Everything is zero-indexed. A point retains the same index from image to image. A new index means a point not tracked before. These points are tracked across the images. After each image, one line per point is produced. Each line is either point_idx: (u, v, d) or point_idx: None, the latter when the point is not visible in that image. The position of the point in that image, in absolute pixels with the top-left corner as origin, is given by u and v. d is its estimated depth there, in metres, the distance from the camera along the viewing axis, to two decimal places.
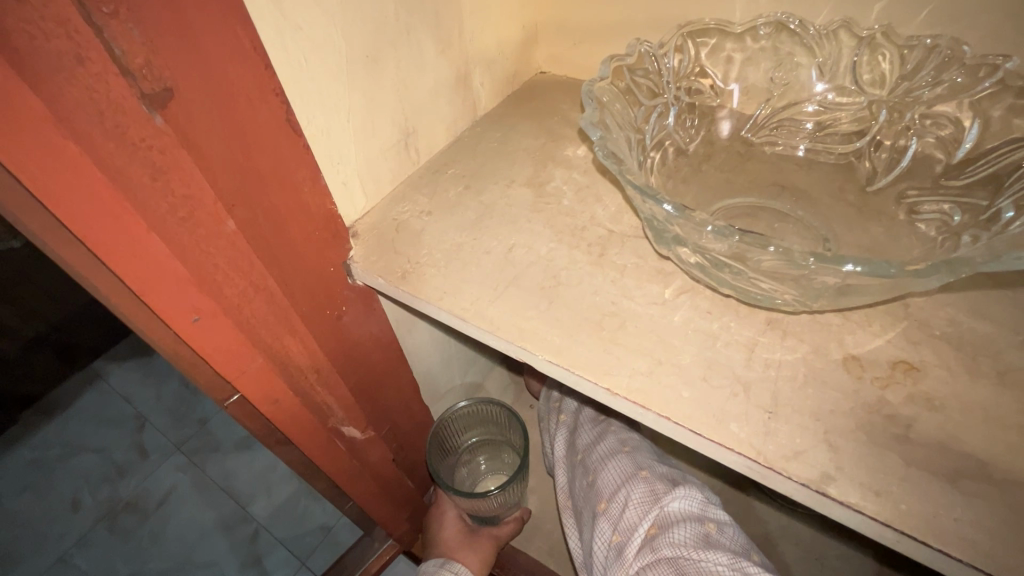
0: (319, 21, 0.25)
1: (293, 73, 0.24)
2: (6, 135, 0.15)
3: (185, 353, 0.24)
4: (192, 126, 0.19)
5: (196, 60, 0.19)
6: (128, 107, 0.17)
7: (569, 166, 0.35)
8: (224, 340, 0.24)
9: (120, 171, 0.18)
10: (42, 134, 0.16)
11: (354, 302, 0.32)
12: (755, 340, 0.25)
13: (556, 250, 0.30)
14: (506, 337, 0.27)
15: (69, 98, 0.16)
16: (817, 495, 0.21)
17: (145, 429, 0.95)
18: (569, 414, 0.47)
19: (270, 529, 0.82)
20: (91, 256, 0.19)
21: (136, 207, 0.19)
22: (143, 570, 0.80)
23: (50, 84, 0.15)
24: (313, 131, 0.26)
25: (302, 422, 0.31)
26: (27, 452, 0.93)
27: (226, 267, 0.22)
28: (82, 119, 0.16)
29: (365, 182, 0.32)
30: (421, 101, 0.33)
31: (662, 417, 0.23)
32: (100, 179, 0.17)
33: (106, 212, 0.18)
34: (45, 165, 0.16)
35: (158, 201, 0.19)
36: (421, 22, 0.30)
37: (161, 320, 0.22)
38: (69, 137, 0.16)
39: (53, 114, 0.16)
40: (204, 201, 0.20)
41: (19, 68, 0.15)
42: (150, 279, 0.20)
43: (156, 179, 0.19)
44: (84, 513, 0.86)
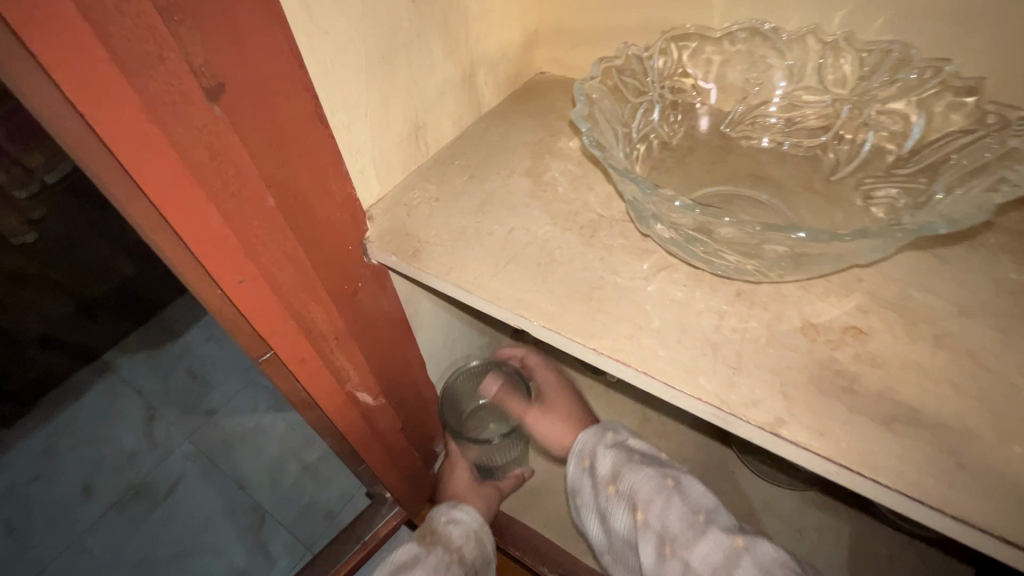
0: (344, 26, 0.28)
1: (323, 71, 0.28)
2: (103, 118, 0.19)
3: (228, 313, 0.28)
4: (241, 115, 0.23)
5: (247, 60, 0.22)
6: (195, 99, 0.21)
7: (565, 158, 0.39)
8: (261, 303, 0.28)
9: (186, 151, 0.21)
10: (130, 119, 0.19)
11: (369, 278, 0.35)
12: (724, 308, 0.29)
13: (551, 232, 0.34)
14: (506, 306, 0.30)
15: (151, 90, 0.19)
16: (771, 436, 0.24)
17: (156, 418, 0.98)
18: (643, 504, 0.36)
19: (276, 515, 0.85)
20: (159, 223, 0.23)
21: (197, 182, 0.22)
22: (153, 554, 0.84)
23: (138, 79, 0.19)
24: (337, 123, 0.30)
25: (324, 383, 0.35)
26: (41, 441, 0.97)
27: (265, 238, 0.26)
28: (160, 108, 0.20)
29: (380, 170, 0.36)
30: (430, 98, 0.37)
31: (641, 372, 0.27)
32: (171, 157, 0.21)
33: (174, 185, 0.22)
34: (130, 145, 0.20)
35: (214, 178, 0.23)
36: (432, 27, 0.34)
37: (211, 282, 0.26)
38: (150, 122, 0.20)
39: (139, 103, 0.19)
40: (249, 179, 0.24)
41: (118, 65, 0.18)
42: (205, 244, 0.24)
43: (213, 159, 0.22)
44: (96, 499, 0.90)
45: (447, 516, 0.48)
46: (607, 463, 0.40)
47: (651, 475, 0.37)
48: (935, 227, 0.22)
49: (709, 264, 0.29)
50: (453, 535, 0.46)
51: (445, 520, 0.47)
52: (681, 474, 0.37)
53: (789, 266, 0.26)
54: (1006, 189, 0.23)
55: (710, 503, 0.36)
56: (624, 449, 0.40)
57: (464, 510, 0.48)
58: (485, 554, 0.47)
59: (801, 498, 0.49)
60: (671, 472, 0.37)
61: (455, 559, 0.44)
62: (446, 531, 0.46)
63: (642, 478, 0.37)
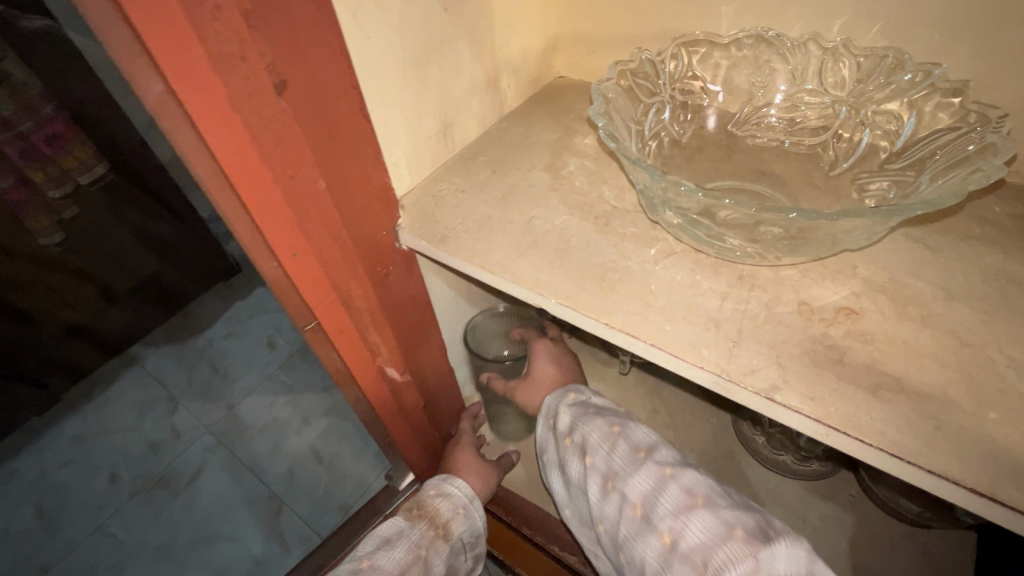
0: (386, 31, 0.32)
1: (368, 70, 0.31)
2: (195, 106, 0.23)
3: (280, 282, 0.32)
4: (302, 109, 0.26)
5: (308, 60, 0.25)
6: (266, 92, 0.24)
7: (581, 155, 0.42)
8: (309, 275, 0.32)
9: (257, 137, 0.25)
10: (215, 108, 0.23)
11: (399, 262, 0.38)
12: (727, 290, 0.32)
13: (568, 221, 0.37)
14: (526, 286, 0.33)
15: (232, 83, 0.23)
16: (766, 401, 0.27)
17: (178, 410, 1.03)
18: (592, 449, 0.41)
19: (292, 505, 0.89)
20: (231, 197, 0.27)
21: (264, 164, 0.26)
22: (175, 538, 0.88)
23: (223, 74, 0.23)
24: (377, 118, 0.33)
25: (358, 353, 0.39)
26: (70, 429, 1.02)
27: (315, 217, 0.30)
28: (238, 99, 0.23)
29: (412, 163, 0.39)
30: (458, 98, 0.40)
31: (649, 344, 0.30)
32: (245, 141, 0.25)
33: (246, 165, 0.25)
34: (214, 129, 0.24)
35: (277, 161, 0.26)
36: (462, 34, 0.37)
37: (270, 252, 0.30)
38: (230, 110, 0.24)
39: (224, 94, 0.23)
40: (305, 164, 0.27)
41: (210, 61, 0.22)
42: (267, 218, 0.28)
43: (277, 145, 0.26)
44: (121, 486, 0.94)
45: (437, 491, 0.50)
46: (566, 419, 0.44)
47: (600, 425, 0.42)
48: (914, 210, 0.24)
49: (712, 248, 0.32)
50: (440, 507, 0.49)
51: (434, 494, 0.49)
52: (627, 421, 0.42)
53: (784, 250, 0.30)
54: (980, 178, 0.26)
55: (651, 442, 0.40)
56: (583, 406, 0.45)
57: (454, 486, 0.50)
58: (473, 525, 0.50)
59: (804, 485, 0.51)
60: (619, 420, 0.42)
61: (439, 534, 0.47)
62: (433, 505, 0.49)
63: (592, 428, 0.42)
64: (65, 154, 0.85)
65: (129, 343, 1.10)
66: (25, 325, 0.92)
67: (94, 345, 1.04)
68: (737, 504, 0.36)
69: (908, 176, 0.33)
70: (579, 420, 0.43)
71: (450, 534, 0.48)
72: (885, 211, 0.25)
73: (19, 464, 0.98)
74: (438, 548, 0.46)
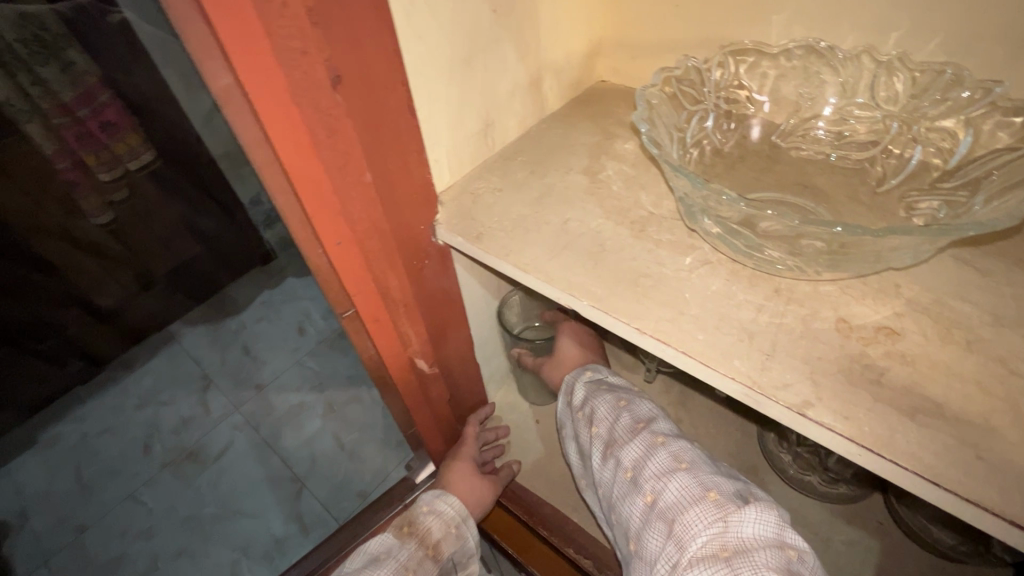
0: (437, 30, 0.33)
1: (419, 68, 0.32)
2: (258, 96, 0.24)
3: (323, 268, 0.33)
4: (355, 103, 0.27)
5: (363, 56, 0.26)
6: (322, 86, 0.25)
7: (620, 159, 0.42)
8: (349, 263, 0.33)
9: (312, 128, 0.26)
10: (276, 99, 0.24)
11: (435, 257, 0.39)
12: (761, 302, 0.31)
13: (604, 224, 0.37)
14: (558, 287, 0.34)
15: (293, 76, 0.24)
16: (798, 416, 0.27)
17: (210, 388, 1.07)
18: (597, 420, 0.44)
19: (313, 489, 0.91)
20: (285, 185, 0.28)
21: (316, 154, 0.27)
22: (201, 512, 0.91)
23: (286, 67, 0.24)
24: (423, 114, 0.34)
25: (390, 342, 0.40)
26: (110, 399, 1.07)
27: (360, 208, 0.31)
28: (297, 91, 0.25)
29: (452, 160, 0.40)
30: (501, 98, 0.41)
31: (679, 351, 0.30)
32: (301, 132, 0.26)
33: (301, 155, 0.27)
34: (273, 119, 0.25)
35: (329, 153, 0.27)
36: (509, 36, 0.38)
37: (316, 239, 0.31)
38: (290, 102, 0.25)
39: (285, 86, 0.24)
40: (353, 157, 0.28)
41: (275, 55, 0.23)
42: (316, 207, 0.29)
43: (330, 137, 0.27)
44: (153, 457, 0.98)
45: (430, 506, 0.52)
46: (580, 393, 0.47)
47: (608, 399, 0.44)
48: (966, 230, 0.24)
49: (748, 259, 0.32)
50: (430, 525, 0.50)
51: (426, 511, 0.51)
52: (634, 397, 0.44)
53: (823, 266, 0.30)
54: None
55: (652, 415, 0.42)
56: (597, 382, 0.47)
57: (446, 502, 0.52)
58: (464, 545, 0.52)
59: (829, 508, 0.49)
60: (626, 395, 0.45)
61: (428, 554, 0.48)
62: (424, 523, 0.50)
63: (601, 402, 0.45)
64: (114, 140, 0.88)
65: (167, 321, 1.14)
66: (68, 304, 0.97)
67: (137, 321, 1.09)
68: (724, 474, 0.38)
69: (961, 198, 0.32)
70: (590, 395, 0.46)
71: (441, 553, 0.49)
72: (936, 229, 0.24)
73: (63, 429, 1.04)
74: (426, 568, 0.47)
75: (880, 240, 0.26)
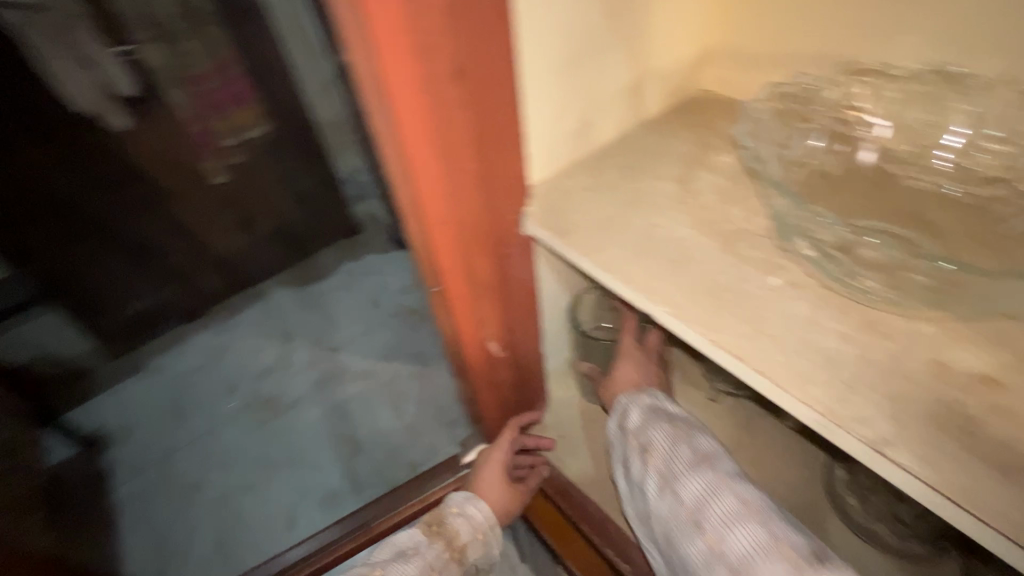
0: (554, 34, 0.34)
1: (532, 67, 0.35)
2: (392, 86, 0.27)
3: (421, 244, 0.37)
4: (473, 96, 0.29)
5: (485, 54, 0.29)
6: (446, 79, 0.28)
7: (715, 170, 0.41)
8: (445, 242, 0.36)
9: (433, 117, 0.29)
10: (405, 89, 0.27)
11: (520, 247, 0.41)
12: (848, 331, 0.30)
13: (691, 234, 0.37)
14: (638, 290, 0.34)
15: (424, 70, 0.27)
16: (873, 453, 0.26)
17: (291, 343, 1.16)
18: (656, 452, 0.43)
19: (370, 452, 0.98)
20: (401, 166, 0.31)
21: (433, 141, 0.30)
22: (271, 455, 1.00)
23: (422, 61, 0.27)
24: (529, 110, 0.36)
25: (468, 321, 0.43)
26: (206, 340, 1.18)
27: (462, 194, 0.33)
28: (425, 84, 0.27)
29: (548, 156, 0.41)
30: (602, 100, 0.42)
31: (753, 369, 0.29)
32: (422, 120, 0.29)
33: (419, 141, 0.29)
34: (401, 107, 0.28)
35: (444, 141, 0.30)
36: (619, 41, 0.39)
37: (420, 217, 0.34)
38: (417, 93, 0.28)
39: (415, 78, 0.27)
40: (463, 146, 0.31)
41: (414, 50, 0.26)
42: (425, 189, 0.32)
43: (446, 126, 0.30)
44: (236, 397, 1.09)
45: (459, 508, 0.56)
46: (635, 419, 0.46)
47: (666, 430, 0.43)
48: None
49: (839, 283, 0.32)
50: (458, 528, 0.54)
51: (456, 513, 0.55)
52: (693, 430, 0.43)
53: (925, 304, 0.30)
54: None
55: (714, 450, 0.42)
56: (653, 409, 0.46)
57: (475, 508, 0.56)
58: (487, 551, 0.56)
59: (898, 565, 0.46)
60: (685, 427, 0.44)
61: (453, 556, 0.53)
62: (453, 524, 0.54)
63: (657, 433, 0.44)
64: (235, 110, 1.06)
65: (261, 278, 1.23)
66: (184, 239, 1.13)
67: (238, 273, 1.20)
68: (790, 519, 0.38)
69: None
70: (648, 424, 0.45)
71: (464, 556, 0.53)
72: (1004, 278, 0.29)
73: (162, 360, 1.15)
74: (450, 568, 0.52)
75: (966, 279, 0.30)
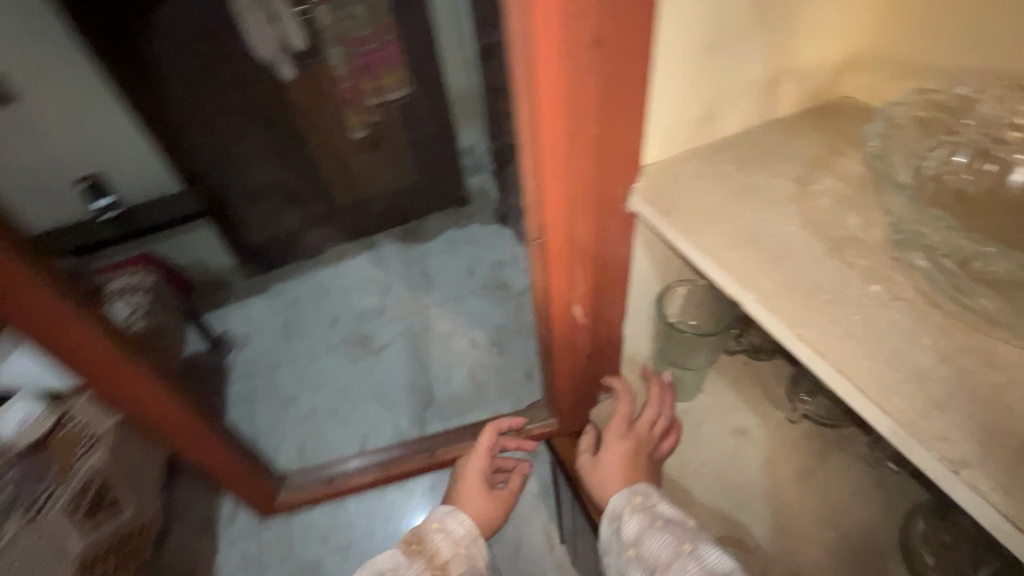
0: (700, 16, 0.36)
1: (670, 48, 0.36)
2: (535, 45, 0.30)
3: (531, 200, 0.40)
4: (605, 65, 0.32)
5: (623, 28, 0.31)
6: (584, 45, 0.31)
7: (841, 176, 0.41)
8: (551, 202, 0.39)
9: (564, 79, 0.32)
10: (545, 49, 0.30)
11: (620, 222, 0.43)
12: (949, 351, 0.30)
13: (797, 231, 0.37)
14: (729, 277, 0.35)
15: (565, 35, 0.30)
16: (948, 470, 0.26)
17: (390, 292, 1.27)
18: (660, 565, 0.46)
19: (442, 405, 1.07)
20: (529, 122, 0.35)
21: (560, 102, 0.33)
22: (357, 387, 1.12)
23: (566, 25, 0.30)
24: (657, 88, 0.38)
25: (558, 282, 0.46)
26: (320, 274, 1.33)
27: (576, 158, 0.36)
28: (565, 46, 0.30)
29: (665, 137, 0.42)
30: (733, 90, 0.42)
31: (833, 367, 0.30)
32: (554, 80, 0.32)
33: (547, 100, 0.33)
34: (539, 66, 0.31)
35: (571, 102, 0.33)
36: (763, 31, 0.39)
37: (535, 174, 0.38)
38: (555, 54, 0.31)
39: (556, 41, 0.30)
40: (587, 111, 0.34)
41: (563, 15, 0.29)
42: (545, 146, 0.35)
43: (576, 89, 0.32)
44: (337, 330, 1.22)
45: (440, 524, 0.63)
46: (633, 527, 0.50)
47: (666, 542, 0.47)
48: None
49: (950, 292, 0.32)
50: (439, 543, 0.61)
51: (436, 531, 0.62)
52: (697, 539, 0.46)
53: None
54: None
55: (725, 562, 0.45)
56: (649, 514, 0.50)
57: (455, 523, 0.64)
58: (473, 562, 0.62)
59: None
60: (688, 537, 0.47)
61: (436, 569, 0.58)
62: (434, 542, 0.61)
63: (659, 542, 0.48)
64: (384, 72, 1.16)
65: (377, 229, 1.38)
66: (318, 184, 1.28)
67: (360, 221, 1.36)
68: None
69: None
70: (647, 531, 0.49)
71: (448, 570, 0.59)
72: None
73: (285, 284, 1.33)
74: None
75: None
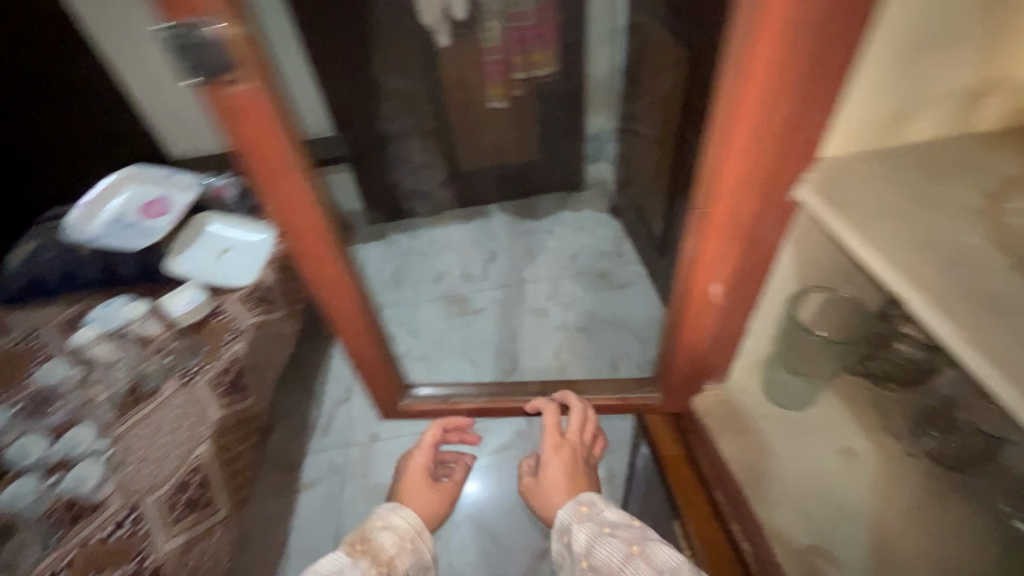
0: (957, 71, 0.64)
1: (916, 66, 0.63)
2: (805, 68, 0.60)
3: (742, 157, 0.70)
4: (829, 66, 0.60)
5: (848, 52, 0.59)
6: (822, 47, 0.58)
7: (996, 178, 0.67)
8: (763, 165, 0.71)
9: (806, 79, 0.61)
10: (816, 54, 0.59)
11: (791, 180, 0.72)
12: (1006, 292, 0.58)
13: (931, 212, 0.66)
14: (861, 236, 0.64)
15: (820, 46, 0.58)
16: (985, 367, 0.53)
17: None
18: (598, 557, 0.86)
19: None
20: (778, 99, 0.63)
21: (801, 95, 0.62)
22: None
23: (829, 52, 0.59)
24: (885, 88, 0.64)
25: (743, 224, 0.80)
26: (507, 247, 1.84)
27: (788, 130, 0.66)
28: (820, 52, 0.58)
29: (880, 127, 0.69)
30: (954, 97, 0.66)
31: (927, 296, 0.58)
32: (803, 71, 0.60)
33: (794, 100, 0.63)
34: (796, 62, 0.60)
35: (805, 107, 0.64)
36: (974, 57, 0.62)
37: (769, 152, 0.69)
38: (814, 49, 0.58)
39: (818, 53, 0.59)
40: (812, 107, 0.64)
41: (827, 63, 0.60)
42: (786, 123, 0.66)
43: (808, 96, 0.63)
44: None
45: (385, 523, 1.03)
46: (582, 540, 0.90)
47: (599, 540, 0.88)
48: None
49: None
50: (384, 539, 0.99)
51: (383, 527, 1.02)
52: (622, 534, 0.87)
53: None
54: None
55: (647, 543, 0.84)
56: (593, 526, 0.92)
57: (396, 521, 1.04)
58: (415, 553, 1.01)
59: None
60: (628, 541, 0.85)
61: (382, 565, 0.94)
62: (380, 542, 0.98)
63: (597, 544, 0.88)
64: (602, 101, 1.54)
65: None
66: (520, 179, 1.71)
67: None
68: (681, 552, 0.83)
69: None
70: (588, 540, 0.90)
71: (394, 562, 0.96)
72: None
73: None
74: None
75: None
